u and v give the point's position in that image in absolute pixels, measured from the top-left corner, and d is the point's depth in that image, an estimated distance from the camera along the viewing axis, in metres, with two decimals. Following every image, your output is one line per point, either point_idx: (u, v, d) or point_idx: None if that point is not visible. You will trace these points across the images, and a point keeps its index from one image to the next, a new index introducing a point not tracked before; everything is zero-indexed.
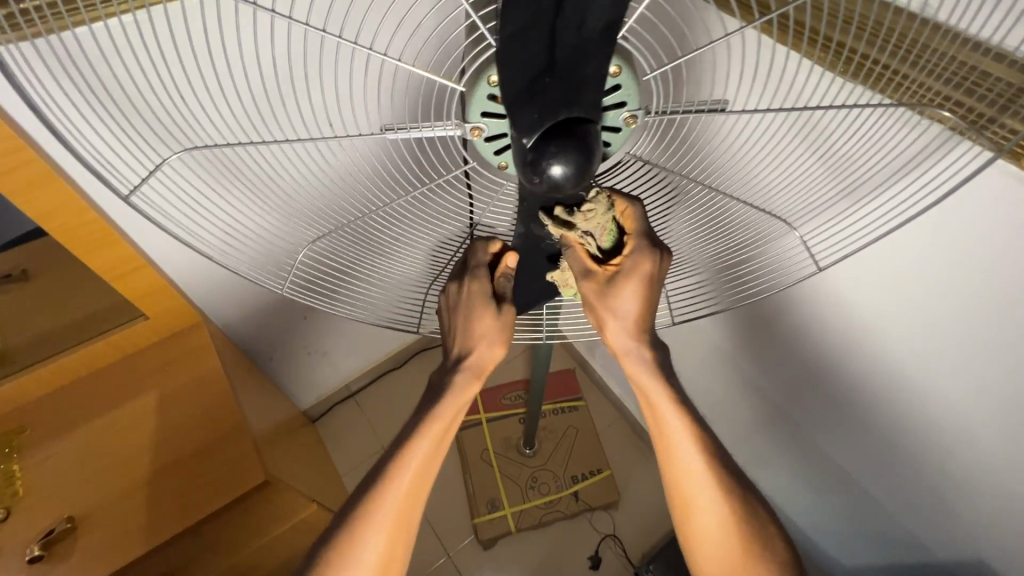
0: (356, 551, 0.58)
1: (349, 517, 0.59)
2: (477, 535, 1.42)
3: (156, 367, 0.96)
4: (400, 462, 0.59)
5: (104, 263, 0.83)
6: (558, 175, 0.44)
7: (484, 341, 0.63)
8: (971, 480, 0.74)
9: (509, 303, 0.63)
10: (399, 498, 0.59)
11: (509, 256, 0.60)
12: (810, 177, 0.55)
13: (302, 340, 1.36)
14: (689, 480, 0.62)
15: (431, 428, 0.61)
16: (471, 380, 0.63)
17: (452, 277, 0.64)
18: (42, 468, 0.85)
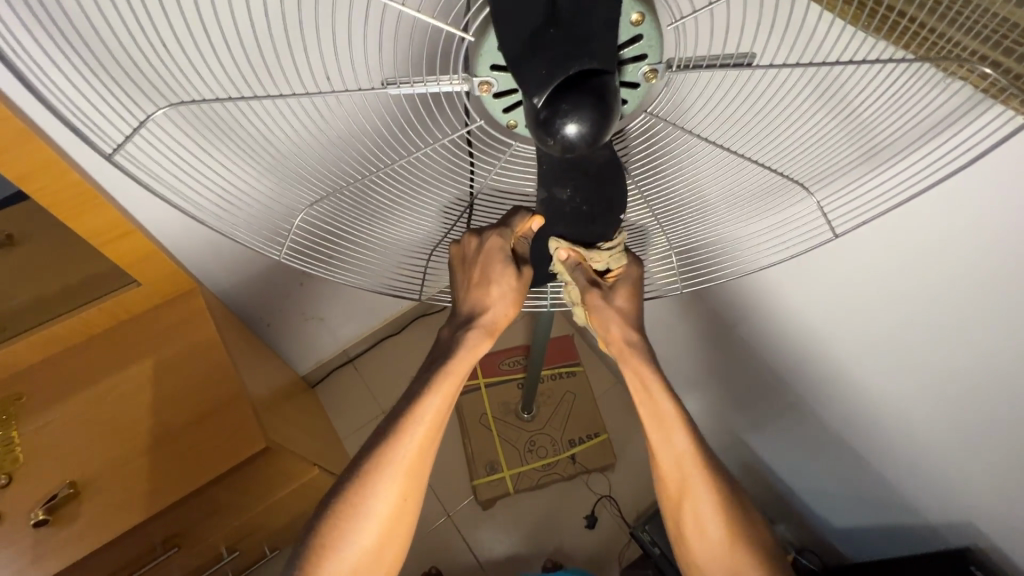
0: (368, 500, 0.59)
1: (359, 468, 0.60)
2: (476, 496, 1.45)
3: (151, 334, 0.94)
4: (411, 418, 0.60)
5: (91, 227, 0.80)
6: (574, 135, 0.41)
7: (498, 300, 0.62)
8: (964, 448, 0.75)
9: (527, 265, 0.62)
10: (410, 451, 0.60)
11: (535, 219, 0.58)
12: (828, 141, 0.53)
13: (299, 306, 1.35)
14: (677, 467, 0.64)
15: (443, 383, 0.61)
16: (484, 338, 0.62)
17: (472, 231, 0.62)
18: (41, 435, 0.85)
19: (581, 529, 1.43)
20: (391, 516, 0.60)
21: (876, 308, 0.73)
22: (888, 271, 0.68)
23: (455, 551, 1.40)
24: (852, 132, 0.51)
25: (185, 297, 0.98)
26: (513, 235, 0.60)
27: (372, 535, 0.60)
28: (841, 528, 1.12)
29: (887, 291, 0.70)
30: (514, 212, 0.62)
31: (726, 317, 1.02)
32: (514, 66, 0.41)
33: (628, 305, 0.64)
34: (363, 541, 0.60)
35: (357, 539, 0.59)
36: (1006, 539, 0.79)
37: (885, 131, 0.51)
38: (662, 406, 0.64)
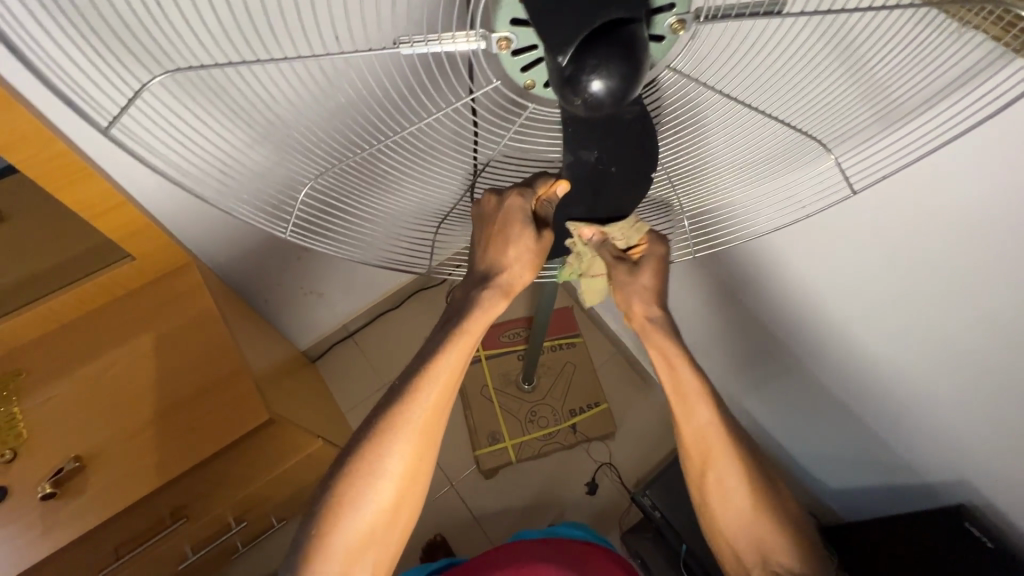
0: (384, 457, 0.60)
1: (375, 428, 0.60)
2: (479, 466, 1.46)
3: (150, 308, 0.93)
4: (427, 376, 0.60)
5: (82, 200, 0.78)
6: (597, 91, 0.40)
7: (516, 261, 0.62)
8: (961, 407, 0.76)
9: (549, 228, 0.60)
10: (424, 412, 0.60)
11: (561, 184, 0.55)
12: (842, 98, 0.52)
13: (297, 281, 1.33)
14: (701, 431, 0.70)
15: (458, 345, 0.61)
16: (499, 298, 0.63)
17: (497, 190, 0.60)
18: (43, 411, 0.84)
19: (582, 495, 1.46)
20: (404, 477, 0.61)
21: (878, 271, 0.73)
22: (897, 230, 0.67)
23: (459, 519, 1.43)
24: (867, 91, 0.50)
25: (182, 272, 0.96)
26: (535, 196, 0.59)
27: (387, 495, 0.60)
28: (836, 489, 1.15)
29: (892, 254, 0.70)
30: (538, 175, 0.61)
31: (729, 286, 1.02)
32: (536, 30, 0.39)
33: (651, 279, 0.69)
34: (382, 500, 0.60)
35: (376, 498, 0.60)
36: (998, 494, 0.81)
37: (901, 89, 0.49)
38: (685, 379, 0.70)
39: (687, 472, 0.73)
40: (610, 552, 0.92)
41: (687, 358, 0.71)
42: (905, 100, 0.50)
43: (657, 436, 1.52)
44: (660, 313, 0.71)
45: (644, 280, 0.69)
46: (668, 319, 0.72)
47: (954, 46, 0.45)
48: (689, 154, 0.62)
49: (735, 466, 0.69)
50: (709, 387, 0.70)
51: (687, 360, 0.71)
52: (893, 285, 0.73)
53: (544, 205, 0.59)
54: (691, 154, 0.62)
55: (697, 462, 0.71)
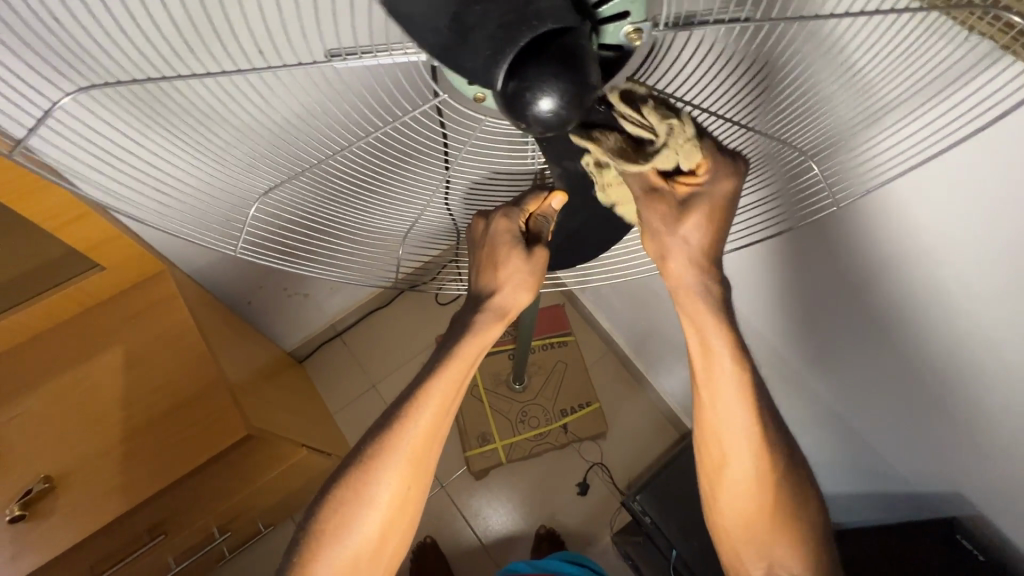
0: (374, 486, 0.57)
1: (364, 453, 0.58)
2: (469, 467, 1.45)
3: (120, 321, 0.90)
4: (418, 401, 0.57)
5: (39, 210, 0.74)
6: (544, 111, 0.37)
7: (511, 282, 0.59)
8: (952, 420, 0.74)
9: (542, 245, 0.58)
10: (414, 439, 0.57)
11: (556, 194, 0.54)
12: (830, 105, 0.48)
13: (278, 283, 1.30)
14: (730, 438, 0.61)
15: (453, 369, 0.58)
16: (493, 321, 0.60)
17: (486, 214, 0.60)
18: (12, 429, 0.81)
19: (574, 496, 1.45)
20: (393, 506, 0.58)
21: (869, 280, 0.70)
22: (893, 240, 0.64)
23: (449, 521, 1.42)
24: (859, 97, 0.46)
25: (155, 281, 0.94)
26: (524, 214, 0.59)
27: (375, 525, 0.58)
28: (827, 492, 1.13)
29: (886, 268, 0.67)
30: (529, 192, 0.60)
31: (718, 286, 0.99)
32: (455, 58, 0.35)
33: (704, 227, 0.53)
34: (367, 530, 0.57)
35: (362, 528, 0.57)
36: (991, 508, 0.79)
37: (893, 95, 0.45)
38: (719, 370, 0.59)
39: (701, 467, 0.65)
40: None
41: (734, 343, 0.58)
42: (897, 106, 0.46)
43: (649, 436, 1.50)
44: (715, 279, 0.57)
45: (690, 231, 0.53)
46: (724, 292, 0.58)
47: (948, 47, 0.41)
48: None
49: (759, 469, 0.61)
50: (748, 376, 0.59)
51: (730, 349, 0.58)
52: (888, 296, 0.69)
53: (536, 223, 0.59)
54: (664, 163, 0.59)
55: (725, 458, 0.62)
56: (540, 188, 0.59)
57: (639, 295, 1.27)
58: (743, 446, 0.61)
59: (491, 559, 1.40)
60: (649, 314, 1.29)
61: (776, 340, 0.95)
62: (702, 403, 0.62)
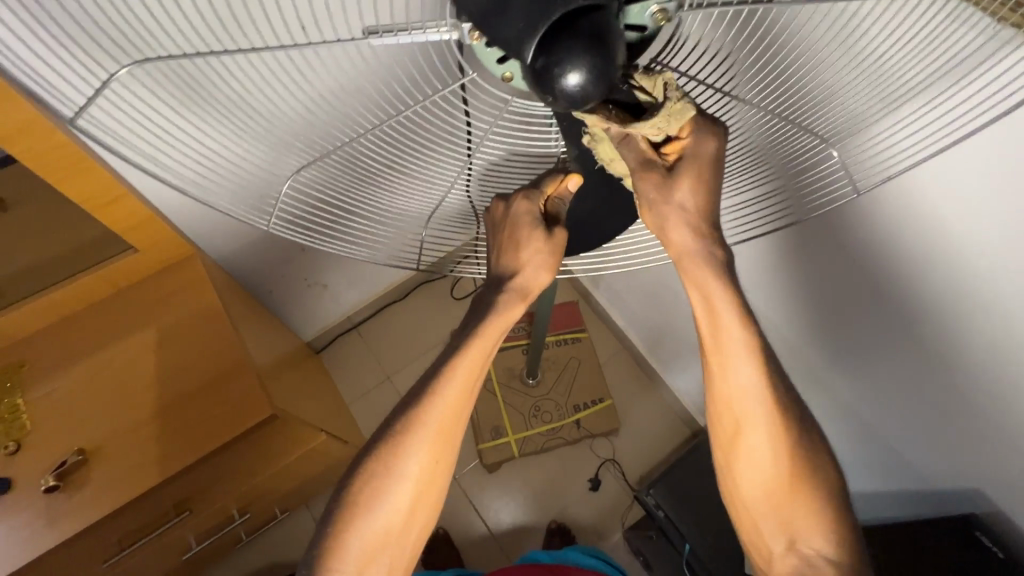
0: (401, 461, 0.57)
1: (392, 428, 0.58)
2: (482, 460, 1.46)
3: (150, 303, 0.92)
4: (444, 378, 0.58)
5: (82, 191, 0.77)
6: (573, 84, 0.38)
7: (532, 263, 0.61)
8: (973, 408, 0.75)
9: (560, 227, 0.60)
10: (442, 413, 0.58)
11: (572, 177, 0.58)
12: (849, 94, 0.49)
13: (299, 272, 1.32)
14: (742, 398, 0.61)
15: (480, 344, 0.59)
16: (516, 302, 0.61)
17: (503, 197, 0.62)
18: (47, 403, 0.84)
19: (585, 491, 1.46)
20: (422, 479, 0.59)
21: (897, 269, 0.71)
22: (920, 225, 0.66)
23: (461, 512, 1.43)
24: (877, 82, 0.48)
25: (184, 264, 0.96)
26: (542, 196, 0.60)
27: (405, 497, 0.58)
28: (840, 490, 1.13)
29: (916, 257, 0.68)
30: (545, 175, 0.62)
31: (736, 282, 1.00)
32: (492, 31, 0.38)
33: (691, 195, 0.55)
34: (397, 502, 0.58)
35: (392, 500, 0.58)
36: (1013, 503, 0.79)
37: (909, 79, 0.47)
38: (729, 331, 0.59)
39: (715, 436, 0.65)
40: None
41: (745, 315, 0.59)
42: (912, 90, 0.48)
43: (661, 433, 1.51)
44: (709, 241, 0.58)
45: (679, 196, 0.55)
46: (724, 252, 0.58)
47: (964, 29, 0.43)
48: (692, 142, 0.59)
49: (770, 434, 0.61)
50: (758, 338, 0.60)
51: (737, 315, 0.59)
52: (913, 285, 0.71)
53: (553, 205, 0.61)
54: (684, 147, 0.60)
55: (736, 423, 0.62)
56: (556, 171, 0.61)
57: (654, 292, 1.28)
58: (755, 408, 0.61)
59: (503, 551, 1.41)
60: (663, 311, 1.29)
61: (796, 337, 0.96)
62: (710, 367, 0.62)
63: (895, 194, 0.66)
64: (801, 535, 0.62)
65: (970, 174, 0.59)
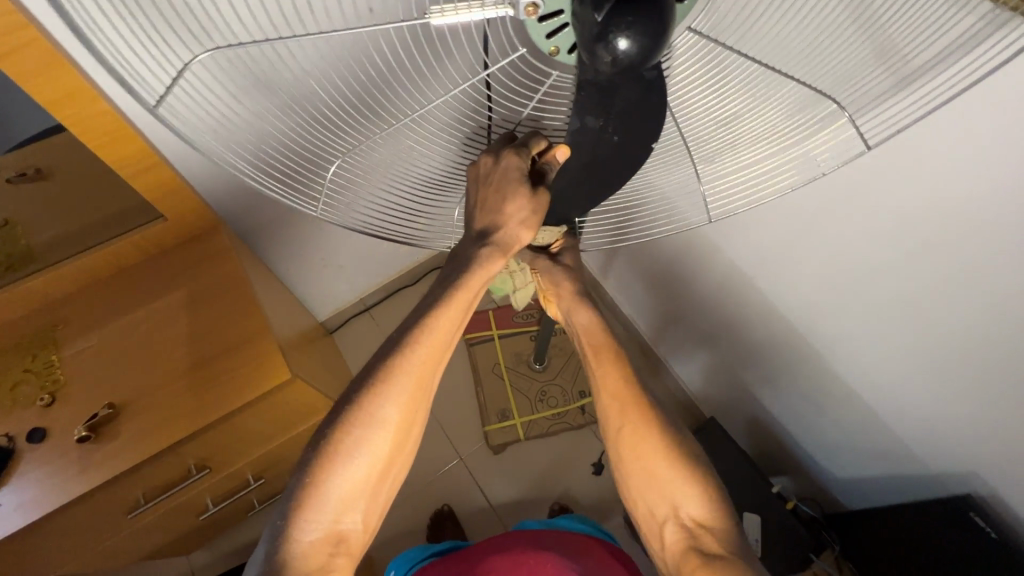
0: (380, 407, 0.56)
1: (368, 379, 0.56)
2: (488, 441, 1.50)
3: (178, 269, 0.97)
4: (421, 330, 0.57)
5: (119, 157, 0.81)
6: (627, 51, 0.41)
7: (514, 219, 0.57)
8: (976, 390, 0.77)
9: (545, 186, 0.56)
10: (418, 366, 0.57)
11: (561, 150, 0.53)
12: (857, 62, 0.50)
13: (317, 252, 1.36)
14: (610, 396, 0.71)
15: (455, 306, 0.57)
16: (497, 256, 0.57)
17: (488, 154, 0.56)
18: (80, 360, 0.89)
19: (588, 474, 1.48)
20: (397, 431, 0.57)
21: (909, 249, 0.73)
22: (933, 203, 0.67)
23: (465, 490, 1.47)
24: (880, 51, 0.49)
25: (212, 234, 1.00)
26: (531, 153, 0.55)
27: (383, 444, 0.57)
28: (841, 479, 1.14)
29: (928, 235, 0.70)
30: (533, 135, 0.57)
31: (744, 271, 1.03)
32: None
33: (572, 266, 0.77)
34: (374, 451, 0.57)
35: (368, 449, 0.56)
36: (1011, 489, 0.80)
37: (912, 47, 0.48)
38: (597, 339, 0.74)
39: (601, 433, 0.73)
40: (608, 546, 0.91)
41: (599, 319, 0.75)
42: (915, 57, 0.49)
43: None
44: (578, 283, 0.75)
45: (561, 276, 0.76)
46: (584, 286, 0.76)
47: (957, 8, 0.46)
48: (711, 107, 0.57)
49: (622, 411, 0.70)
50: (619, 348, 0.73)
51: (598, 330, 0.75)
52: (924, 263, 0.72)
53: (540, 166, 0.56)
54: (696, 115, 0.58)
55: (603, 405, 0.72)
56: (539, 134, 0.56)
57: (660, 281, 1.31)
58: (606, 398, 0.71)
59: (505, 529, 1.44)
60: (669, 300, 1.31)
61: (800, 324, 0.98)
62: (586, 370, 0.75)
63: (907, 172, 0.68)
64: (691, 500, 0.66)
65: (979, 150, 0.60)
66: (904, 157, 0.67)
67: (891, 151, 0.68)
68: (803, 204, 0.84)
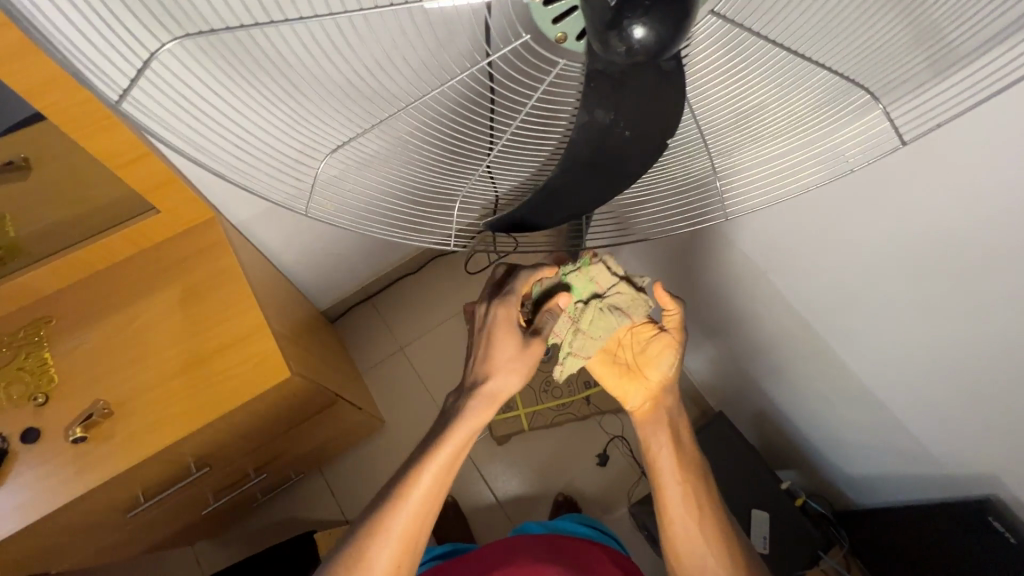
0: (392, 522, 0.61)
1: (381, 498, 0.63)
2: (491, 432, 1.49)
3: (172, 264, 0.94)
4: (426, 459, 0.63)
5: (104, 148, 0.77)
6: (644, 39, 0.36)
7: (504, 367, 0.67)
8: (1003, 397, 0.73)
9: (539, 337, 0.68)
10: (459, 442, 0.65)
11: (560, 296, 0.69)
12: (894, 45, 0.46)
13: (317, 242, 1.32)
14: (689, 542, 0.70)
15: (489, 400, 0.67)
16: (483, 408, 0.66)
17: (500, 299, 0.67)
18: (73, 359, 0.87)
19: (592, 465, 1.47)
20: (434, 495, 0.63)
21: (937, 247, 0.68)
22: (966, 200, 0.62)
23: (468, 481, 1.46)
24: (920, 34, 0.44)
25: (205, 227, 0.96)
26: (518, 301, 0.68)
27: (390, 552, 0.61)
28: (852, 477, 1.11)
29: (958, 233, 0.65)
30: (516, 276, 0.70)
31: (758, 265, 0.99)
32: None
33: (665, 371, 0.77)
34: (411, 510, 0.62)
35: (406, 508, 0.62)
36: None
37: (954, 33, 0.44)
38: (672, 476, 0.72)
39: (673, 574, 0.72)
40: (609, 555, 0.90)
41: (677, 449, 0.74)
42: (960, 47, 0.45)
43: None
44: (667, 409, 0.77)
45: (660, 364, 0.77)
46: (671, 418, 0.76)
47: None
48: (731, 98, 0.53)
49: (693, 509, 0.71)
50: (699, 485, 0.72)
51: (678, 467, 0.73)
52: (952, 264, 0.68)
53: (545, 320, 0.69)
54: (715, 106, 0.54)
55: (669, 502, 0.71)
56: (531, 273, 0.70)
57: (669, 271, 1.27)
58: (676, 493, 0.72)
59: (508, 520, 1.43)
60: (679, 291, 1.27)
61: (814, 321, 0.94)
62: (666, 514, 0.72)
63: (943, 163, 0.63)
64: None
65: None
66: (939, 148, 0.62)
67: (924, 142, 0.63)
68: (825, 195, 0.79)
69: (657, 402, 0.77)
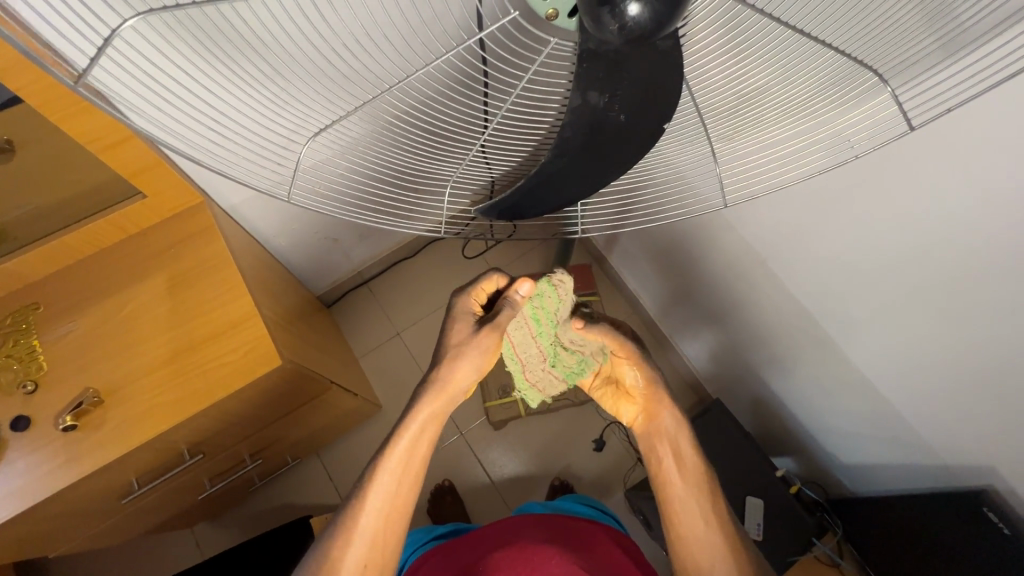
0: (358, 518, 0.62)
1: (356, 491, 0.63)
2: (489, 417, 1.49)
3: (161, 248, 0.92)
4: (385, 454, 0.64)
5: (82, 130, 0.74)
6: (638, 16, 0.34)
7: (456, 353, 0.64)
8: (1002, 390, 0.72)
9: (491, 323, 0.63)
10: (413, 435, 0.64)
11: (522, 280, 0.64)
12: (903, 25, 0.43)
13: (310, 228, 1.29)
14: (698, 547, 0.69)
15: (438, 391, 0.64)
16: (439, 393, 0.65)
17: (459, 287, 0.67)
18: (62, 346, 0.86)
19: (590, 451, 1.47)
20: (396, 492, 0.64)
21: (947, 235, 0.66)
22: (975, 188, 0.60)
23: (466, 465, 1.46)
24: (931, 13, 0.42)
25: (193, 213, 0.94)
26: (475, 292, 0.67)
27: (359, 547, 0.62)
28: (849, 465, 1.11)
29: (966, 221, 0.63)
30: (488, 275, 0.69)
31: (758, 252, 0.97)
32: None
33: (644, 380, 0.75)
34: (375, 510, 0.63)
35: (369, 508, 0.62)
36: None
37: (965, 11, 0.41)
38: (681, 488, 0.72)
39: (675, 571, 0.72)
40: (609, 532, 0.92)
41: (682, 460, 0.73)
42: (972, 26, 0.42)
43: None
44: (669, 420, 0.74)
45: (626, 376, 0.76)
46: (676, 425, 0.74)
47: None
48: (730, 81, 0.51)
49: (702, 515, 0.70)
50: (710, 489, 0.72)
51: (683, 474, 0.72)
52: (958, 252, 0.66)
53: (501, 302, 0.65)
54: (716, 87, 0.52)
55: (675, 508, 0.71)
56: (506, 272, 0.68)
57: (669, 257, 1.25)
58: (683, 501, 0.71)
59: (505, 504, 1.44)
60: (678, 278, 1.26)
61: (815, 309, 0.93)
62: (673, 519, 0.71)
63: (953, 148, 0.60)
64: None
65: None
66: (949, 132, 0.60)
67: (933, 126, 0.61)
68: (828, 180, 0.77)
69: (650, 415, 0.76)
